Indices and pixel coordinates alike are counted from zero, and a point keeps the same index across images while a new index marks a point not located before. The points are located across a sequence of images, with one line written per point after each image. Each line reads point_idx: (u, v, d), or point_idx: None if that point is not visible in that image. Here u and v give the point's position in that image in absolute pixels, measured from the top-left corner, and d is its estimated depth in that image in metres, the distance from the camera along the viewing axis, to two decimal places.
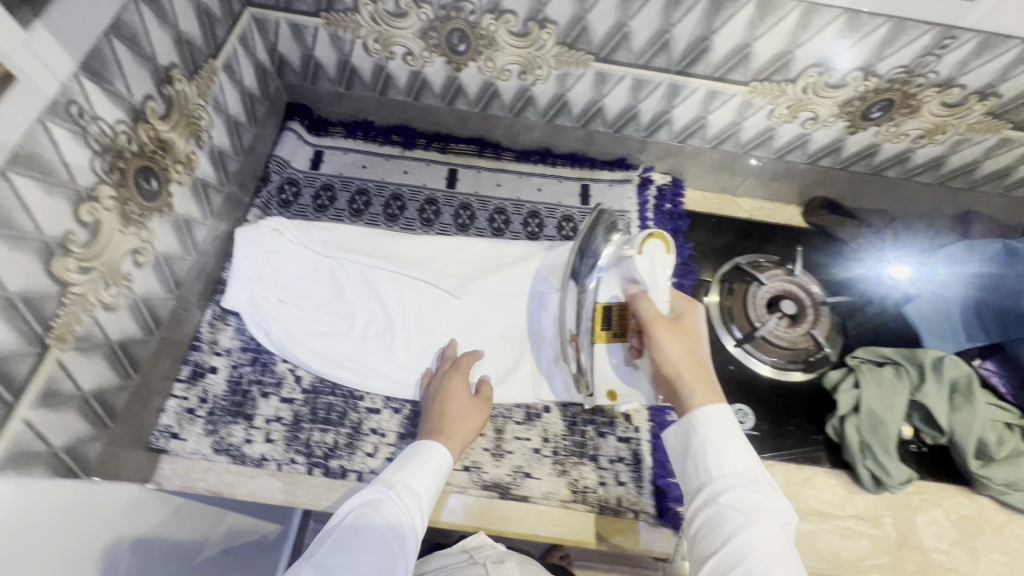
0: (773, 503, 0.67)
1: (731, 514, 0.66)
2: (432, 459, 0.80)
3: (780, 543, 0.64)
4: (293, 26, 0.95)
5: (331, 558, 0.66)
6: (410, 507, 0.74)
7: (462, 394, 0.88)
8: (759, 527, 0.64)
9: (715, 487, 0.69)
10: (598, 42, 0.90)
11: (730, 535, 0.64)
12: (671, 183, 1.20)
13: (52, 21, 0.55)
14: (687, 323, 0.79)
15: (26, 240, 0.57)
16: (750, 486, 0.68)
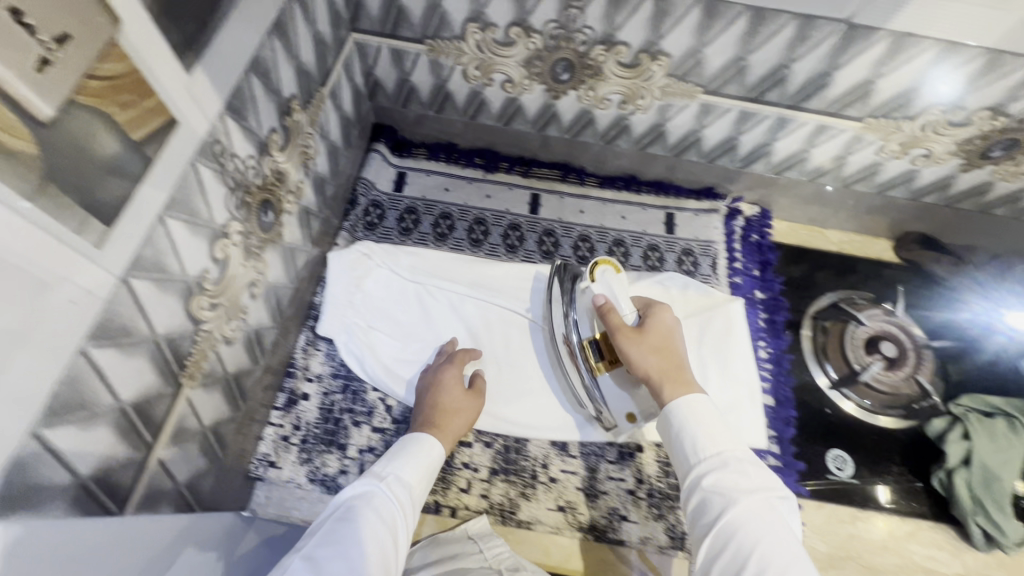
0: (760, 478, 0.64)
1: (718, 494, 0.63)
2: (414, 442, 0.78)
3: (772, 517, 0.60)
4: (394, 51, 0.94)
5: (321, 550, 0.60)
6: (402, 486, 0.72)
7: (453, 385, 0.86)
8: (748, 501, 0.61)
9: (700, 470, 0.66)
10: (710, 75, 0.87)
11: (719, 517, 0.61)
12: (760, 214, 1.16)
13: (207, 63, 0.54)
14: (654, 324, 0.80)
15: (173, 282, 0.56)
16: (734, 464, 0.65)
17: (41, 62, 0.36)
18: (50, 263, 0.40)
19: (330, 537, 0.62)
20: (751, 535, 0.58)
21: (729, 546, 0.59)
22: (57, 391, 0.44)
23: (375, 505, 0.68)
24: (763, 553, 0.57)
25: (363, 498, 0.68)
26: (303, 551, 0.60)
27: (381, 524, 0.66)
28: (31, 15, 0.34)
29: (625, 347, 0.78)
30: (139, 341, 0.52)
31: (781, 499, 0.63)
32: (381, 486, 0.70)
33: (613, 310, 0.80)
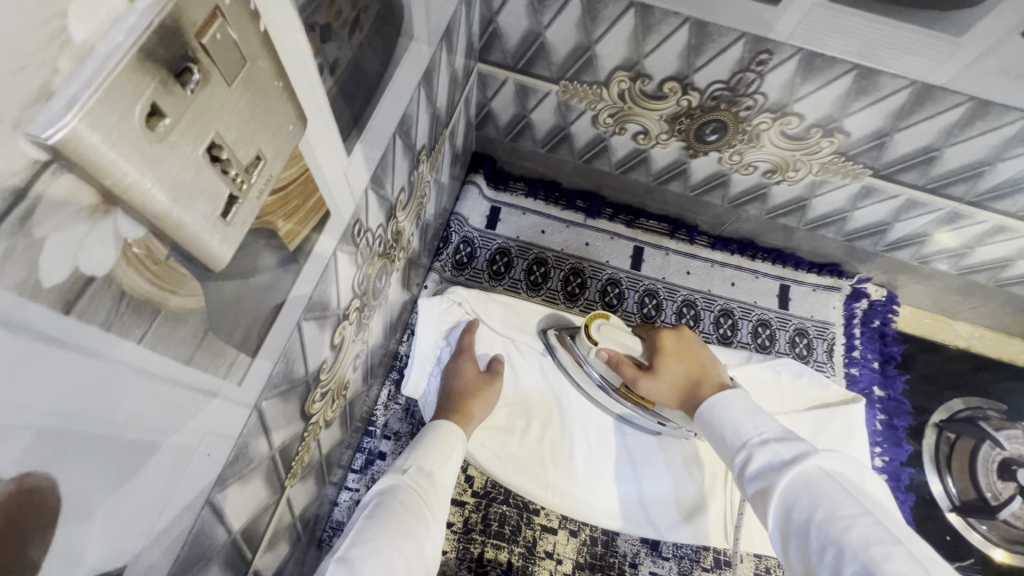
0: (790, 451, 0.55)
1: (756, 484, 0.55)
2: (432, 428, 0.73)
3: (820, 486, 0.50)
4: (520, 87, 0.84)
5: (356, 548, 0.54)
6: (427, 477, 0.66)
7: (470, 373, 0.80)
8: (781, 479, 0.52)
9: (736, 469, 0.58)
10: (888, 160, 0.75)
11: (769, 513, 0.53)
12: (886, 298, 1.04)
13: (367, 137, 0.45)
14: (663, 349, 0.72)
15: (297, 387, 0.48)
16: (760, 445, 0.57)
17: (230, 202, 0.27)
18: (194, 423, 0.32)
19: (362, 532, 0.56)
20: (800, 518, 0.50)
21: (795, 543, 0.50)
22: (180, 556, 0.36)
23: (397, 489, 0.63)
24: (819, 530, 0.48)
25: (384, 487, 0.64)
26: (340, 551, 0.54)
27: (411, 516, 0.60)
28: (230, 148, 0.25)
29: (653, 389, 0.71)
30: (257, 465, 0.44)
31: (822, 459, 0.53)
32: (401, 471, 0.66)
33: (620, 359, 0.71)
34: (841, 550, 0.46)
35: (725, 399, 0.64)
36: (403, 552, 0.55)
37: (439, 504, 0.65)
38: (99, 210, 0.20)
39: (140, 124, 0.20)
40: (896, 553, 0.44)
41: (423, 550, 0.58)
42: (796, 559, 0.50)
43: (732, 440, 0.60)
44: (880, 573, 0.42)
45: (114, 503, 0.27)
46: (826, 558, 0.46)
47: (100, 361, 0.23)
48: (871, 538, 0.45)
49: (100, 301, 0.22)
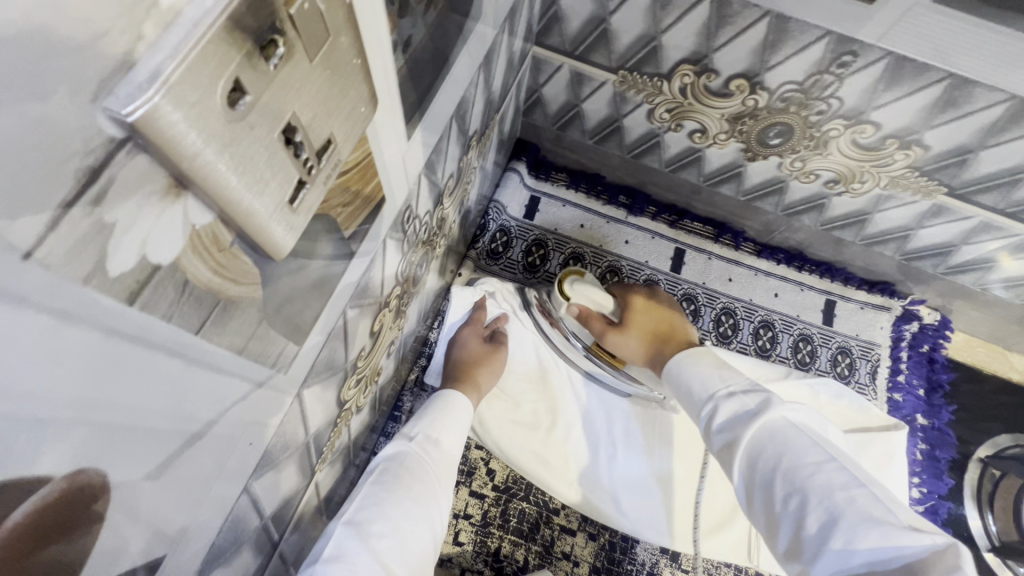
0: (754, 403, 0.56)
1: (722, 436, 0.56)
2: (443, 396, 0.70)
3: (788, 438, 0.52)
4: (576, 74, 0.80)
5: (363, 513, 0.52)
6: (434, 445, 0.63)
7: (475, 345, 0.81)
8: (748, 431, 0.53)
9: (703, 422, 0.60)
10: (966, 178, 0.70)
11: (735, 465, 0.54)
12: (938, 322, 0.99)
13: (427, 121, 0.43)
14: (632, 309, 0.79)
15: (336, 374, 0.46)
16: (726, 398, 0.58)
17: (298, 187, 0.25)
18: (241, 413, 0.31)
19: (372, 495, 0.54)
20: (768, 468, 0.51)
21: (761, 493, 0.52)
22: (215, 541, 0.35)
23: (405, 457, 0.59)
24: (786, 478, 0.49)
25: (391, 453, 0.60)
26: (347, 514, 0.52)
27: (418, 484, 0.57)
28: (304, 130, 0.23)
29: (620, 345, 0.77)
30: (293, 451, 0.43)
31: (786, 411, 0.54)
32: (412, 439, 0.62)
33: (589, 313, 0.79)
34: (806, 496, 0.48)
35: (689, 359, 0.66)
36: (411, 516, 0.53)
37: (445, 476, 0.61)
38: (170, 194, 0.18)
39: (221, 101, 0.18)
40: (856, 495, 0.46)
41: (433, 521, 0.56)
42: (759, 506, 0.52)
43: (699, 395, 0.61)
44: (844, 516, 0.45)
45: (161, 495, 0.26)
46: (793, 505, 0.48)
47: (161, 352, 0.21)
48: (834, 483, 0.47)
49: (163, 292, 0.20)
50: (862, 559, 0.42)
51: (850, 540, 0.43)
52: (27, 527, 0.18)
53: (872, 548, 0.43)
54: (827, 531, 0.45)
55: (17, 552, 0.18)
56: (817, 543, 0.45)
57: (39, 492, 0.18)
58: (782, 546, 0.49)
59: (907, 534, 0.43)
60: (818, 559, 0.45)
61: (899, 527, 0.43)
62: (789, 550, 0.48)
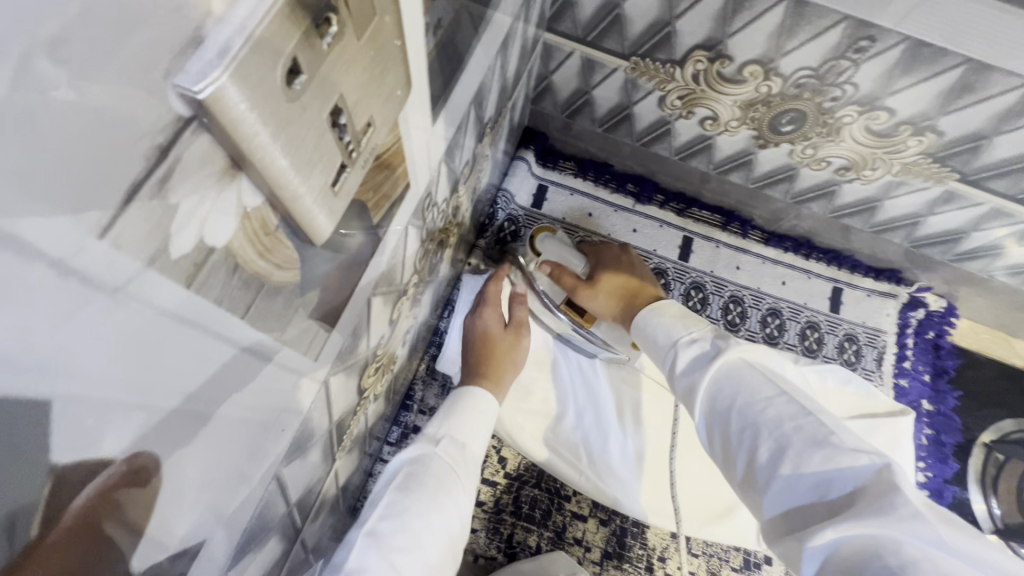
0: (710, 345, 0.56)
1: (682, 384, 0.56)
2: (466, 395, 0.68)
3: (744, 375, 0.52)
4: (587, 60, 0.79)
5: (386, 525, 0.51)
6: (458, 448, 0.62)
7: (494, 328, 0.79)
8: (706, 376, 0.53)
9: (664, 369, 0.59)
10: (979, 165, 0.70)
11: (694, 407, 0.54)
12: (944, 309, 1.00)
13: (450, 108, 0.43)
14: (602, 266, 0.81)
15: (359, 362, 0.46)
16: (685, 344, 0.58)
17: (340, 172, 0.24)
18: (273, 399, 0.31)
19: (396, 504, 0.53)
20: (723, 407, 0.51)
21: (717, 429, 0.52)
22: (248, 527, 0.35)
23: (428, 465, 0.57)
24: (739, 415, 0.50)
25: (413, 457, 0.58)
26: (370, 522, 0.51)
27: (443, 492, 0.55)
28: (349, 113, 0.23)
29: (590, 300, 0.78)
30: (318, 438, 0.43)
31: (740, 350, 0.54)
32: (433, 441, 0.61)
33: (560, 270, 0.81)
34: (758, 430, 0.48)
35: (648, 308, 0.66)
36: (432, 525, 0.53)
37: (468, 479, 0.60)
38: (228, 175, 0.18)
39: (280, 81, 0.18)
40: (807, 424, 0.46)
41: (455, 530, 0.55)
42: (716, 444, 0.52)
43: (662, 342, 0.61)
44: (795, 446, 0.45)
45: (201, 481, 0.26)
46: (746, 440, 0.49)
47: (210, 337, 0.21)
48: (785, 416, 0.48)
49: (216, 274, 0.20)
50: (810, 482, 0.44)
51: (799, 468, 0.44)
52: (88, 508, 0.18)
53: (819, 473, 0.43)
54: (778, 461, 0.46)
55: (76, 535, 0.18)
56: (769, 474, 0.46)
57: (100, 476, 0.18)
58: (739, 481, 0.50)
59: (849, 455, 0.43)
60: (770, 489, 0.46)
61: (846, 449, 0.44)
62: (744, 484, 0.49)
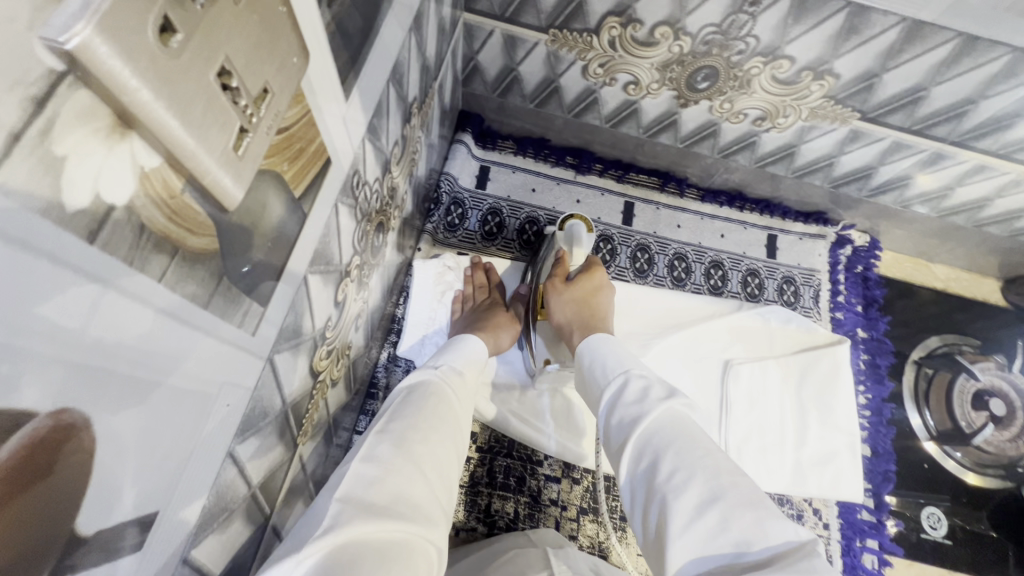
0: (662, 389, 0.53)
1: (624, 415, 0.52)
2: (462, 340, 0.75)
3: (684, 425, 0.49)
4: (509, 38, 0.81)
5: (400, 422, 0.56)
6: (455, 375, 0.68)
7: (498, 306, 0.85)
8: (651, 411, 0.50)
9: (609, 399, 0.55)
10: (876, 102, 0.76)
11: (629, 443, 0.49)
12: (869, 244, 1.07)
13: (363, 84, 0.44)
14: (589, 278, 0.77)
15: (306, 343, 0.47)
16: (632, 379, 0.55)
17: (240, 136, 0.26)
18: (214, 373, 0.32)
19: (401, 410, 0.58)
20: (659, 445, 0.47)
21: (644, 475, 0.46)
22: (206, 504, 0.36)
23: (431, 384, 0.63)
24: (674, 454, 0.45)
25: (418, 380, 0.64)
26: (379, 424, 0.56)
27: (444, 405, 0.61)
28: (239, 76, 0.24)
29: (554, 295, 0.77)
30: (272, 418, 0.45)
31: (687, 407, 0.51)
32: (435, 370, 0.67)
33: (564, 259, 0.82)
34: (691, 471, 0.43)
35: (608, 344, 0.64)
36: (435, 430, 0.57)
37: (464, 405, 0.66)
38: (116, 132, 0.19)
39: (153, 37, 0.19)
40: (742, 483, 0.43)
41: (455, 439, 0.60)
42: (639, 487, 0.47)
43: (609, 371, 0.59)
44: (726, 494, 0.41)
45: (140, 452, 0.27)
46: (672, 480, 0.44)
47: (127, 299, 0.22)
48: (721, 469, 0.44)
49: (122, 234, 0.21)
50: (733, 540, 0.39)
51: (725, 518, 0.40)
52: (21, 461, 0.19)
53: (743, 529, 0.39)
54: (702, 507, 0.41)
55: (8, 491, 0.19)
56: (687, 520, 0.41)
57: (25, 428, 0.19)
58: (651, 531, 0.44)
59: (780, 522, 0.39)
60: (681, 538, 0.40)
61: (776, 516, 0.40)
62: (654, 535, 0.43)
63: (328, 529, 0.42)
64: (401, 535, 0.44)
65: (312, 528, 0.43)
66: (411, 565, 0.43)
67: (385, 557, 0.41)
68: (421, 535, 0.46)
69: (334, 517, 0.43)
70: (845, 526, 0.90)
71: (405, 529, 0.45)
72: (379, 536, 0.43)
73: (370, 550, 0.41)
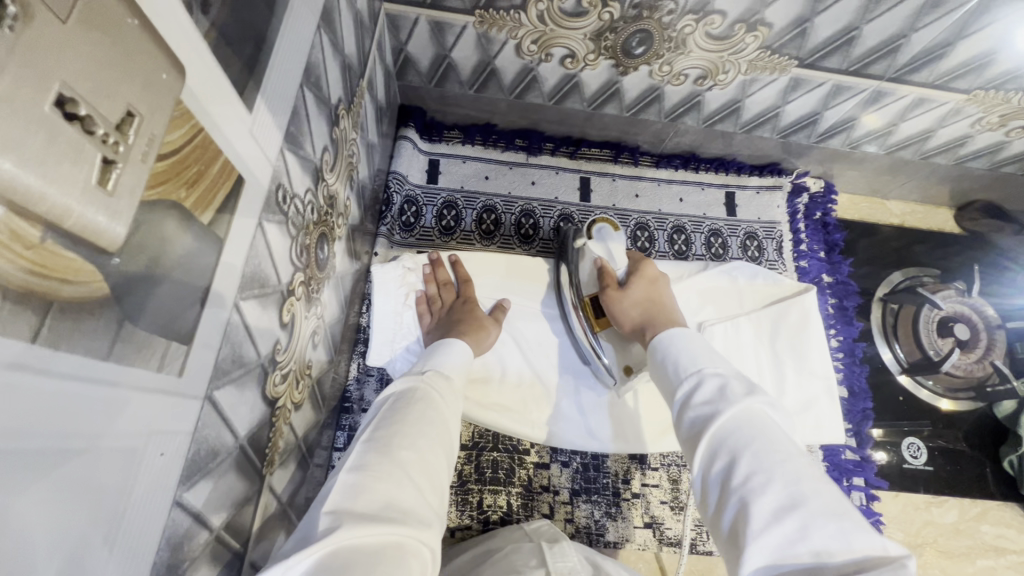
0: (741, 388, 0.52)
1: (698, 414, 0.51)
2: (445, 343, 0.74)
3: (766, 424, 0.48)
4: (435, 24, 0.78)
5: (385, 429, 0.57)
6: (442, 378, 0.68)
7: (472, 310, 0.82)
8: (728, 409, 0.49)
9: (680, 398, 0.54)
10: (811, 47, 0.75)
11: (702, 439, 0.49)
12: (824, 189, 1.08)
13: (269, 92, 0.41)
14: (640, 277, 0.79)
15: (251, 373, 0.45)
16: (708, 376, 0.54)
17: (107, 167, 0.23)
18: (138, 421, 0.30)
19: (387, 417, 0.59)
20: (736, 445, 0.46)
21: (720, 472, 0.46)
22: (157, 560, 0.34)
23: (414, 391, 0.64)
24: (752, 456, 0.45)
25: (400, 389, 0.64)
26: (365, 434, 0.57)
27: (431, 409, 0.62)
28: (86, 101, 0.22)
29: (613, 301, 0.77)
30: (225, 457, 0.42)
31: (766, 407, 0.50)
32: (419, 375, 0.67)
33: (606, 266, 0.81)
34: (770, 475, 0.43)
35: (683, 338, 0.62)
36: (425, 433, 0.59)
37: (455, 407, 0.66)
38: None
39: None
40: (824, 490, 0.43)
41: (444, 439, 0.61)
42: (712, 484, 0.47)
43: (682, 368, 0.57)
44: (806, 502, 0.41)
45: (55, 524, 0.25)
46: (749, 483, 0.43)
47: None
48: (803, 473, 0.43)
49: None
50: (811, 548, 0.39)
51: (806, 525, 0.40)
52: None
53: (823, 538, 0.39)
54: (781, 514, 0.41)
55: None
56: (764, 525, 0.41)
57: None
58: (725, 530, 0.44)
59: (864, 534, 0.39)
60: (759, 540, 0.40)
61: (858, 527, 0.40)
62: (729, 533, 0.43)
63: (326, 533, 0.45)
64: (392, 538, 0.46)
65: (309, 536, 0.46)
66: (402, 565, 0.45)
67: (377, 560, 0.44)
68: (414, 536, 0.48)
69: (327, 526, 0.46)
70: (831, 468, 0.92)
71: (397, 532, 0.47)
72: (369, 542, 0.45)
73: (361, 555, 0.44)
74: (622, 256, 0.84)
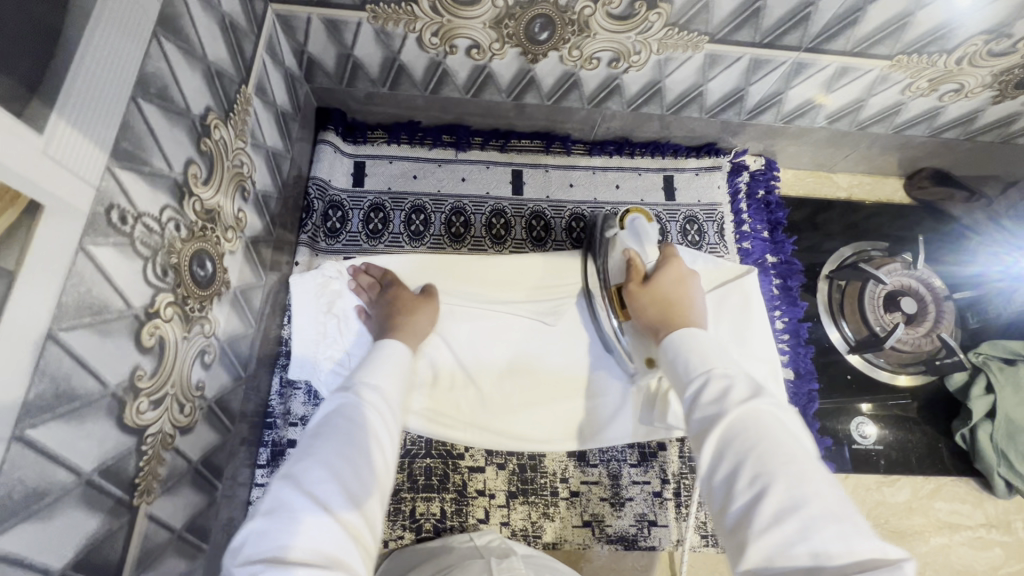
0: (745, 389, 0.49)
1: (702, 415, 0.49)
2: (378, 349, 0.65)
3: (771, 426, 0.46)
4: (328, 22, 0.76)
5: (304, 464, 0.47)
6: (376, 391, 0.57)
7: (409, 307, 0.76)
8: (729, 412, 0.47)
9: (687, 399, 0.51)
10: (718, 22, 0.72)
11: (707, 442, 0.47)
12: (765, 167, 1.05)
13: (74, 110, 0.39)
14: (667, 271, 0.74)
15: (90, 406, 0.43)
16: (715, 375, 0.51)
17: None
18: None
19: (307, 447, 0.50)
20: (741, 448, 0.45)
21: (723, 478, 0.45)
22: None
23: (339, 410, 0.53)
24: (758, 459, 0.43)
25: (326, 410, 0.54)
26: (282, 470, 0.48)
27: (359, 429, 0.52)
28: None
29: (636, 298, 0.72)
30: (58, 496, 0.41)
31: (772, 407, 0.48)
32: (349, 390, 0.56)
33: (635, 260, 0.76)
34: (773, 481, 0.42)
35: (693, 337, 0.58)
36: (347, 458, 0.49)
37: (394, 422, 0.57)
38: None
39: None
40: (827, 493, 0.41)
41: (378, 461, 0.52)
42: (717, 487, 0.45)
43: (688, 370, 0.54)
44: (807, 506, 0.40)
45: None
46: (753, 489, 0.42)
47: None
48: (806, 477, 0.42)
49: None
50: (809, 549, 0.38)
51: (805, 529, 0.39)
52: None
53: (823, 539, 0.38)
54: (779, 518, 0.40)
55: None
56: (763, 529, 0.40)
57: None
58: (727, 528, 0.43)
59: (863, 535, 0.39)
60: (757, 544, 0.39)
61: (857, 530, 0.39)
62: (731, 533, 0.42)
63: None
64: None
65: None
66: None
67: None
68: None
69: None
70: None
71: None
72: None
73: None
74: (653, 252, 0.81)
